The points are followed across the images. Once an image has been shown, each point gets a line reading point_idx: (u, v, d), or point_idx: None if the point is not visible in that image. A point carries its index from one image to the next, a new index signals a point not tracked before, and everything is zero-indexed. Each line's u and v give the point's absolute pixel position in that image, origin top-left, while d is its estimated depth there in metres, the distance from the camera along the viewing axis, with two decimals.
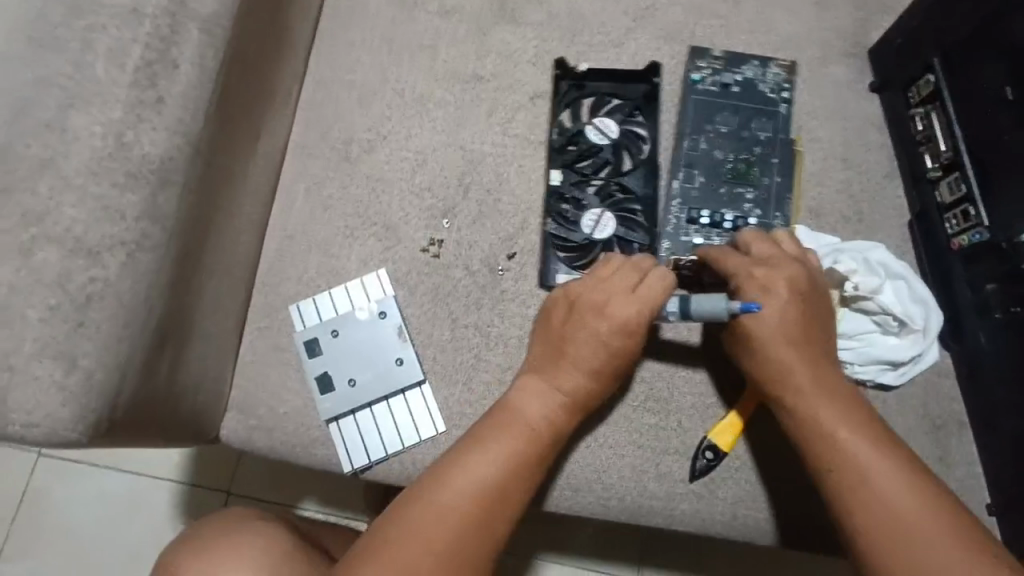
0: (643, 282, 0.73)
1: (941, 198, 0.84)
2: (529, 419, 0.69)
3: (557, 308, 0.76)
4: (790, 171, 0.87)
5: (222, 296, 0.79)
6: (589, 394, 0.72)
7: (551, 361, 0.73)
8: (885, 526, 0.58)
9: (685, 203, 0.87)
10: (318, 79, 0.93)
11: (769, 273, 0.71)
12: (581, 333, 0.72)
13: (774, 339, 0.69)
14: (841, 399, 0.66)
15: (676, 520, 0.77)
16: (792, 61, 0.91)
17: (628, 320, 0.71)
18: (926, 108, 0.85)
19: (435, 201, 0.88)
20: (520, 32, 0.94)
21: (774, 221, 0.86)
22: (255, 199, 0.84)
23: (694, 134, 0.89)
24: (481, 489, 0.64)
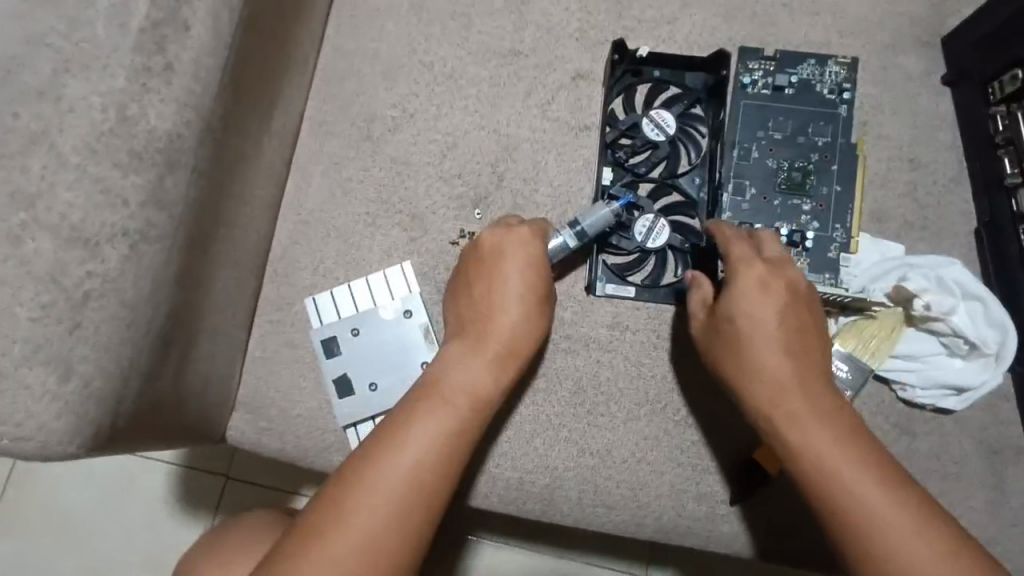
0: (536, 234, 0.71)
1: (1017, 207, 0.77)
2: (461, 382, 0.62)
3: (475, 264, 0.70)
4: (851, 180, 0.79)
5: (231, 287, 0.72)
6: (521, 337, 0.66)
7: (478, 313, 0.67)
8: (864, 536, 0.52)
9: (736, 214, 0.80)
10: (339, 46, 0.85)
11: (773, 271, 0.65)
12: (497, 283, 0.68)
13: (762, 340, 0.63)
14: (821, 397, 0.60)
15: (715, 542, 0.72)
16: (853, 57, 0.83)
17: (528, 265, 0.69)
18: (1008, 106, 0.78)
19: (466, 188, 0.81)
20: (562, 2, 0.86)
21: (835, 234, 0.78)
22: (268, 179, 0.77)
23: (744, 142, 0.81)
24: (422, 458, 0.55)
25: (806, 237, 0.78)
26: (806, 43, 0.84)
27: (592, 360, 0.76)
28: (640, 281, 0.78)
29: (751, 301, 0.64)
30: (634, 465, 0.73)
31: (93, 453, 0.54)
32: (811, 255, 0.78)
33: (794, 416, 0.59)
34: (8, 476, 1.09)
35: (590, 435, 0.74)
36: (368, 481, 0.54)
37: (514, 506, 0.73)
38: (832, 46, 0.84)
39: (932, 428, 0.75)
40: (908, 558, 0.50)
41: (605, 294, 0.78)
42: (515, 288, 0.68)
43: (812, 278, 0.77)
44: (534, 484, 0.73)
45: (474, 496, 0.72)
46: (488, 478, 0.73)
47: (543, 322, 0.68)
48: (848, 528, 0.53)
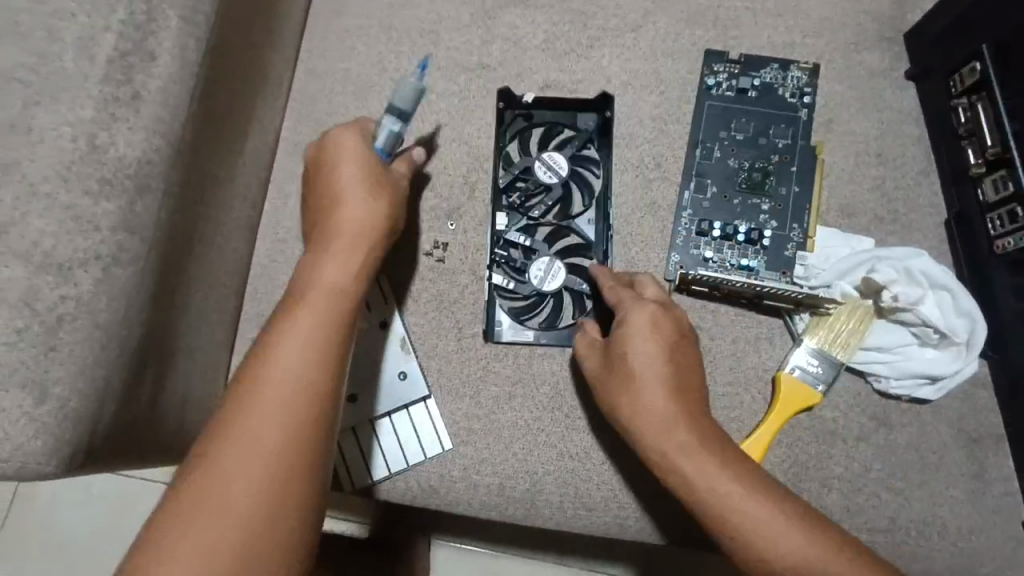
0: (358, 134, 0.66)
1: (983, 198, 0.77)
2: (318, 278, 0.58)
3: (315, 172, 0.66)
4: (809, 180, 0.81)
5: (210, 305, 0.73)
6: (375, 221, 0.62)
7: (325, 220, 0.62)
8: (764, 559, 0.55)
9: (695, 213, 0.81)
10: (311, 68, 0.87)
11: (660, 314, 0.66)
12: (336, 184, 0.63)
13: (651, 391, 0.62)
14: (710, 433, 0.61)
15: (697, 542, 0.72)
16: (815, 63, 0.85)
17: (362, 167, 0.64)
18: (970, 98, 0.78)
19: (438, 200, 0.81)
20: (528, 15, 0.88)
21: (792, 233, 0.80)
22: (245, 199, 0.79)
23: (707, 142, 0.82)
24: (296, 371, 0.52)
25: (763, 235, 0.79)
26: (769, 45, 0.86)
27: (567, 364, 0.77)
28: (538, 325, 0.78)
29: (635, 346, 0.64)
30: (610, 467, 0.74)
31: (71, 471, 0.56)
32: (767, 253, 0.79)
33: (694, 461, 0.59)
34: (12, 496, 1.11)
35: (569, 439, 0.75)
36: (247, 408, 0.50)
37: (495, 512, 0.73)
38: (796, 46, 0.85)
39: (908, 418, 0.75)
40: None
41: (504, 341, 0.77)
42: (353, 185, 0.63)
43: (768, 275, 0.79)
44: (514, 488, 0.73)
45: (453, 503, 0.74)
46: (469, 484, 0.74)
47: (387, 207, 0.63)
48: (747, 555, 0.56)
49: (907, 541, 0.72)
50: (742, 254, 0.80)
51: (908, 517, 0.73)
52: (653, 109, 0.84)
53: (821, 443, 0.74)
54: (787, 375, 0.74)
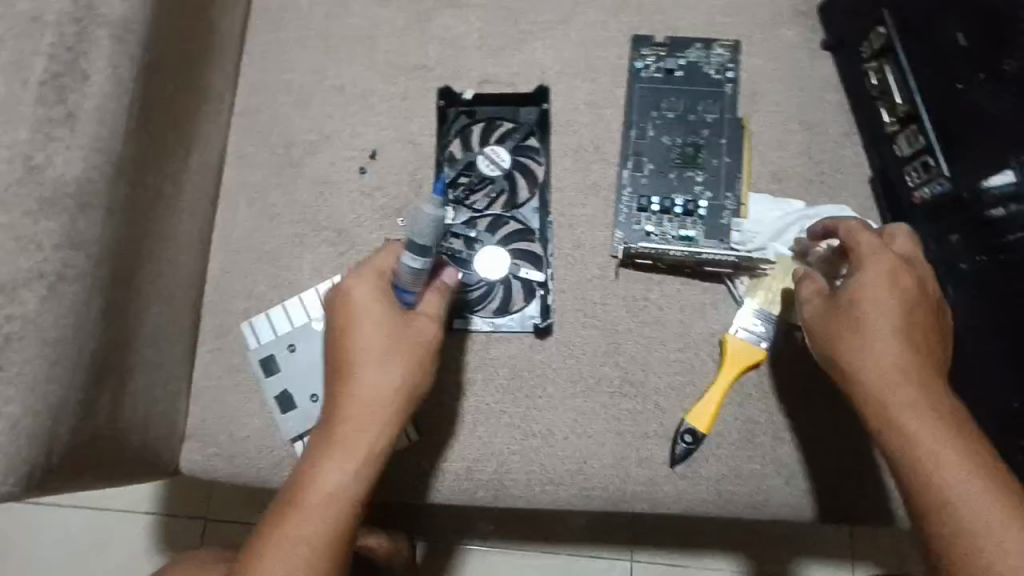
0: (381, 271, 0.67)
1: (899, 153, 0.81)
2: (336, 442, 0.60)
3: (336, 322, 0.66)
4: (739, 151, 0.85)
5: (167, 319, 0.74)
6: (404, 390, 0.63)
7: (348, 367, 0.64)
8: (961, 525, 0.53)
9: (635, 190, 0.84)
10: (252, 81, 0.88)
11: (898, 265, 0.65)
12: (353, 331, 0.64)
13: (886, 340, 0.62)
14: (930, 391, 0.60)
15: (662, 504, 0.75)
16: (735, 40, 0.89)
17: (376, 312, 0.65)
18: (879, 61, 0.83)
19: (387, 199, 0.83)
20: (462, 15, 0.90)
21: (726, 201, 0.84)
22: (194, 214, 0.80)
23: (641, 122, 0.86)
24: (309, 544, 0.56)
25: (699, 206, 0.83)
26: (693, 28, 0.89)
27: (524, 346, 0.79)
28: (489, 313, 0.80)
29: (874, 294, 0.64)
30: (574, 440, 0.76)
31: (32, 489, 0.56)
32: (705, 223, 0.83)
33: (907, 410, 0.58)
34: None
35: (531, 418, 0.77)
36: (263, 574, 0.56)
37: (464, 496, 0.75)
38: (716, 27, 0.89)
39: None
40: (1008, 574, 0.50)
41: (458, 330, 0.79)
42: (376, 334, 0.64)
43: (710, 243, 0.82)
44: (482, 472, 0.75)
45: (422, 492, 0.75)
46: (437, 471, 0.75)
47: (411, 356, 0.64)
48: (942, 516, 0.54)
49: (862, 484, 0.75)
50: (682, 226, 0.83)
51: (861, 460, 0.76)
52: (587, 95, 0.87)
53: (772, 399, 0.78)
54: (732, 336, 0.77)
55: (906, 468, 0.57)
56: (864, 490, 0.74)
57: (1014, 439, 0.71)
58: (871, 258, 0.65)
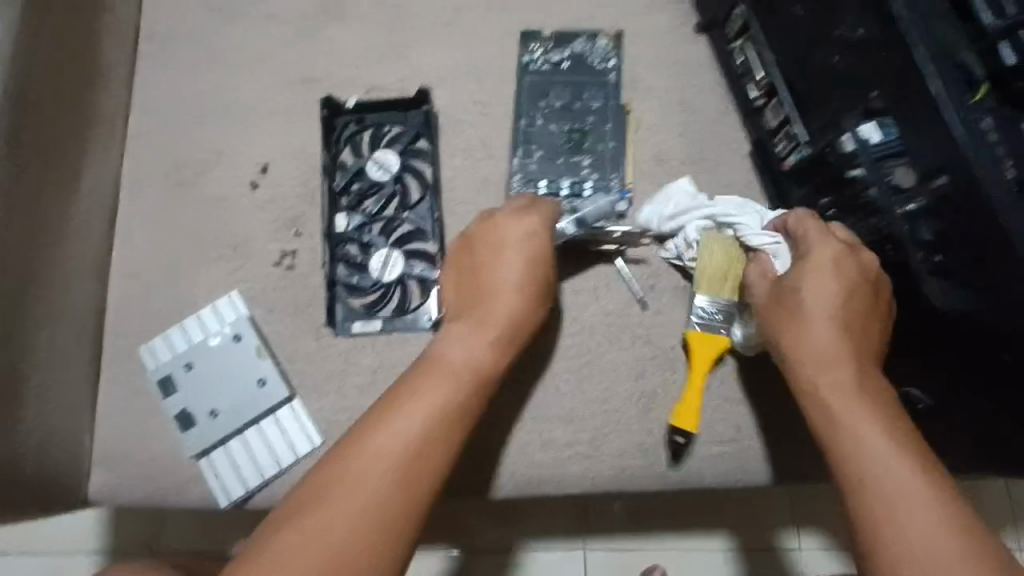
0: (534, 215, 0.72)
1: (768, 124, 0.85)
2: (456, 357, 0.63)
3: (482, 249, 0.71)
4: (623, 135, 0.89)
5: (63, 348, 0.74)
6: (520, 324, 0.67)
7: (479, 292, 0.69)
8: (884, 482, 0.52)
9: (525, 176, 0.86)
10: (143, 105, 0.89)
11: (844, 255, 0.67)
12: (497, 256, 0.70)
13: (824, 323, 0.64)
14: (866, 369, 0.62)
15: (567, 483, 0.79)
16: (618, 31, 0.92)
17: (530, 239, 0.71)
18: (741, 40, 0.86)
19: (281, 211, 0.84)
20: (348, 27, 0.91)
21: (611, 181, 0.88)
22: (88, 241, 0.80)
23: (529, 113, 0.89)
24: (416, 435, 0.57)
25: (585, 188, 0.87)
26: (572, 21, 0.92)
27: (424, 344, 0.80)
28: (387, 313, 0.81)
29: (815, 283, 0.66)
30: (480, 430, 0.80)
31: None
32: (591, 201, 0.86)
33: (830, 377, 0.61)
34: None
35: None
36: (366, 452, 0.55)
37: None
38: (594, 18, 0.92)
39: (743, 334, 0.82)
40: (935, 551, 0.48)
41: (354, 333, 0.80)
42: (521, 261, 0.69)
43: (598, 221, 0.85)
44: None
45: None
46: None
47: (541, 299, 0.70)
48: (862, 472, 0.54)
49: (754, 443, 0.79)
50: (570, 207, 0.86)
51: (754, 424, 0.79)
52: (473, 94, 0.89)
53: (665, 371, 0.82)
54: (693, 333, 0.79)
55: (831, 434, 0.57)
56: (755, 451, 0.79)
57: None
58: (820, 249, 0.68)
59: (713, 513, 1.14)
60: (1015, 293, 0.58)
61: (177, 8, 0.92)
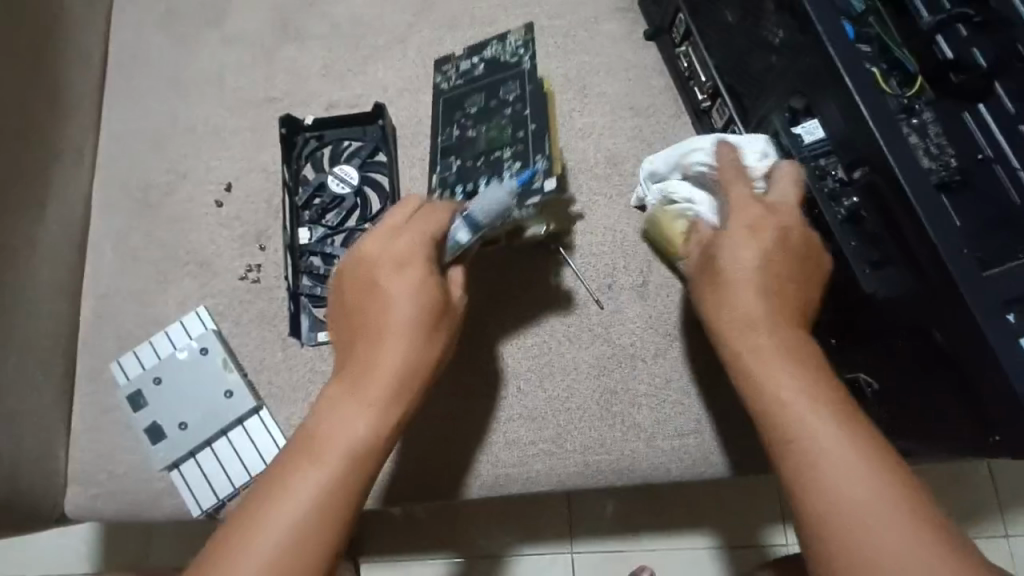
0: (425, 235, 0.66)
1: (715, 124, 0.89)
2: (340, 427, 0.59)
3: (362, 286, 0.65)
4: (543, 117, 0.81)
5: (31, 368, 0.76)
6: (410, 369, 0.62)
7: (365, 343, 0.63)
8: (844, 505, 0.49)
9: (444, 188, 0.84)
10: (110, 131, 0.92)
11: (764, 212, 0.64)
12: (381, 295, 0.64)
13: (748, 294, 0.61)
14: (794, 349, 0.58)
15: (534, 481, 0.80)
16: (528, 23, 0.88)
17: (415, 263, 0.65)
18: (685, 46, 0.90)
19: (245, 227, 0.87)
20: (304, 47, 0.95)
21: (537, 164, 0.77)
22: (57, 264, 0.82)
23: (447, 128, 0.87)
24: (293, 529, 0.53)
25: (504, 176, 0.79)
26: None
27: None
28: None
29: (737, 245, 0.62)
30: (445, 435, 0.82)
31: None
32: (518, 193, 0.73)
33: (772, 381, 0.56)
34: None
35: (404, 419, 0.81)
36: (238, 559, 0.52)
37: None
38: (545, 29, 0.96)
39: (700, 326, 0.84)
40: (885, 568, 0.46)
41: (318, 341, 0.81)
42: (407, 301, 0.64)
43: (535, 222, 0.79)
44: None
45: None
46: None
47: (438, 339, 0.64)
48: (825, 499, 0.50)
49: (713, 436, 0.80)
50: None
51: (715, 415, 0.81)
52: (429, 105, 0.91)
53: (625, 369, 0.83)
54: None
55: (784, 456, 0.53)
56: (720, 442, 0.80)
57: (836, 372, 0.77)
58: (739, 205, 0.64)
59: (693, 511, 1.17)
60: (929, 281, 0.61)
61: (142, 37, 0.95)
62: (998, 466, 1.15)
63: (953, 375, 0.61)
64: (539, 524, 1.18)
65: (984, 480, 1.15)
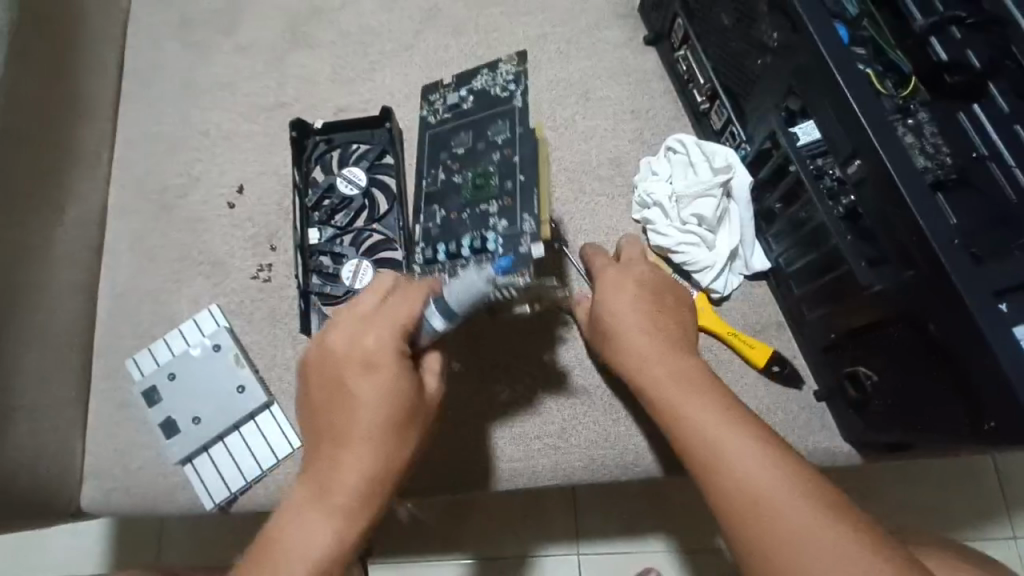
0: (394, 331, 0.62)
1: (713, 126, 0.91)
2: (304, 534, 0.59)
3: (326, 387, 0.64)
4: (534, 166, 0.75)
5: (50, 365, 0.78)
6: (376, 475, 0.62)
7: (330, 449, 0.62)
8: (743, 499, 0.55)
9: (427, 242, 0.78)
10: (126, 136, 0.95)
11: (621, 270, 0.75)
12: (347, 400, 0.62)
13: (630, 333, 0.70)
14: (682, 371, 0.66)
15: (540, 476, 0.82)
16: (521, 52, 0.83)
17: (381, 368, 0.62)
18: (684, 49, 0.92)
19: (258, 228, 0.89)
20: (314, 54, 0.98)
21: (524, 225, 0.72)
22: (74, 265, 0.85)
23: (431, 170, 0.82)
24: None
25: (487, 240, 0.73)
26: (525, 39, 0.98)
27: None
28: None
29: (609, 293, 0.73)
30: (451, 436, 0.82)
31: None
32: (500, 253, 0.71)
33: (678, 398, 0.63)
34: None
35: None
36: None
37: None
38: (547, 36, 0.99)
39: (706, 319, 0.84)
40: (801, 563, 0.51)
41: None
42: (371, 411, 0.62)
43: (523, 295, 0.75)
44: None
45: None
46: None
47: (406, 443, 0.63)
48: (727, 499, 0.56)
49: None
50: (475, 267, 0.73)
51: None
52: None
53: None
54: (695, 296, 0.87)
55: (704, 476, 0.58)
56: None
57: (838, 366, 0.79)
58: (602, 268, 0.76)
59: (697, 512, 1.17)
60: (921, 272, 0.62)
61: (157, 47, 0.99)
62: (1004, 463, 1.16)
63: (949, 363, 0.62)
64: (562, 523, 1.17)
65: (989, 477, 1.15)
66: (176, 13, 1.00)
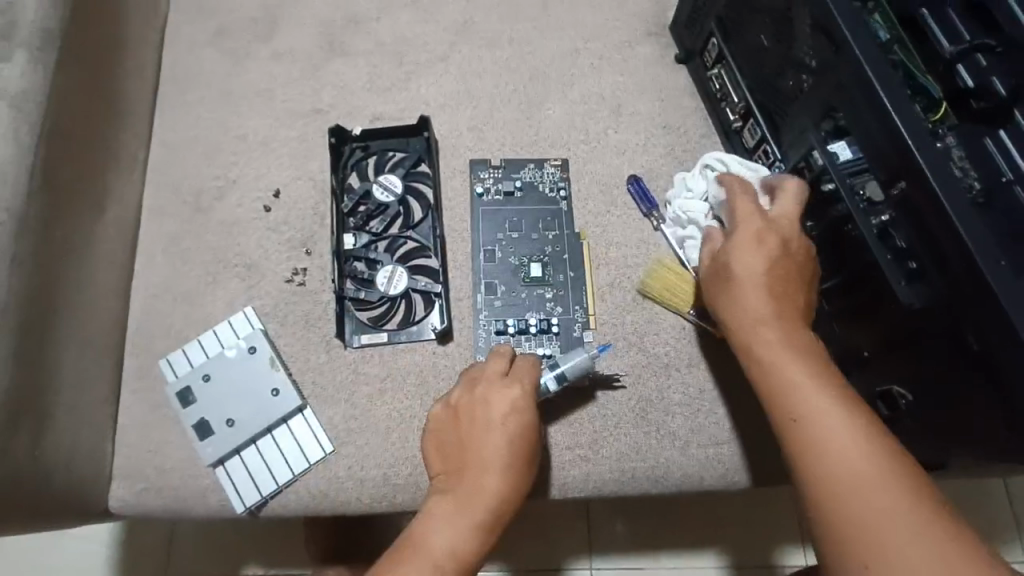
0: (527, 387, 0.74)
1: (745, 143, 0.92)
2: (437, 539, 0.64)
3: (462, 429, 0.72)
4: (580, 266, 0.90)
5: (87, 364, 0.78)
6: (507, 499, 0.69)
7: (462, 472, 0.70)
8: (831, 471, 0.55)
9: (491, 313, 0.87)
10: (163, 138, 0.95)
11: (764, 226, 0.72)
12: (480, 436, 0.71)
13: (752, 293, 0.69)
14: (797, 342, 0.65)
15: (570, 487, 0.81)
16: (563, 159, 0.95)
17: (514, 407, 0.73)
18: (718, 68, 0.93)
19: (293, 232, 0.90)
20: (351, 62, 0.99)
21: (576, 314, 0.88)
22: (111, 265, 0.85)
23: (488, 245, 0.90)
24: None
25: (552, 322, 0.87)
26: (558, 54, 1.00)
27: (430, 353, 0.85)
28: (393, 325, 0.86)
29: (741, 247, 0.71)
30: None
31: None
32: (558, 338, 0.87)
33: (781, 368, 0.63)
34: None
35: None
36: None
37: (388, 504, 0.78)
38: (580, 51, 1.00)
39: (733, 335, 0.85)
40: (882, 540, 0.51)
41: (362, 344, 0.85)
42: (503, 446, 0.70)
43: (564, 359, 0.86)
44: (399, 475, 0.79)
45: (344, 507, 0.79)
46: (357, 480, 0.79)
47: (527, 477, 0.71)
48: (816, 468, 0.56)
49: (746, 446, 0.82)
50: (539, 342, 0.87)
51: (748, 422, 0.83)
52: (469, 120, 0.96)
53: (662, 379, 0.85)
54: None
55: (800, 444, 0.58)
56: (764, 454, 0.82)
57: (868, 385, 0.80)
58: (743, 221, 0.72)
59: (713, 529, 1.16)
60: (964, 288, 0.63)
61: (196, 52, 1.00)
62: (1020, 485, 1.16)
63: (990, 379, 0.63)
64: (578, 535, 1.16)
65: (1004, 498, 1.15)
66: (214, 20, 1.02)
